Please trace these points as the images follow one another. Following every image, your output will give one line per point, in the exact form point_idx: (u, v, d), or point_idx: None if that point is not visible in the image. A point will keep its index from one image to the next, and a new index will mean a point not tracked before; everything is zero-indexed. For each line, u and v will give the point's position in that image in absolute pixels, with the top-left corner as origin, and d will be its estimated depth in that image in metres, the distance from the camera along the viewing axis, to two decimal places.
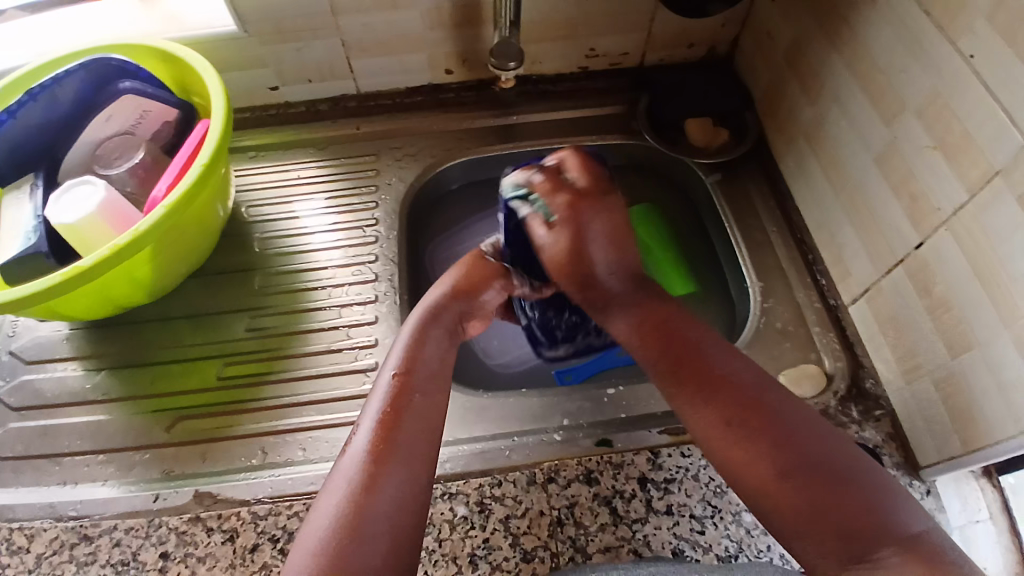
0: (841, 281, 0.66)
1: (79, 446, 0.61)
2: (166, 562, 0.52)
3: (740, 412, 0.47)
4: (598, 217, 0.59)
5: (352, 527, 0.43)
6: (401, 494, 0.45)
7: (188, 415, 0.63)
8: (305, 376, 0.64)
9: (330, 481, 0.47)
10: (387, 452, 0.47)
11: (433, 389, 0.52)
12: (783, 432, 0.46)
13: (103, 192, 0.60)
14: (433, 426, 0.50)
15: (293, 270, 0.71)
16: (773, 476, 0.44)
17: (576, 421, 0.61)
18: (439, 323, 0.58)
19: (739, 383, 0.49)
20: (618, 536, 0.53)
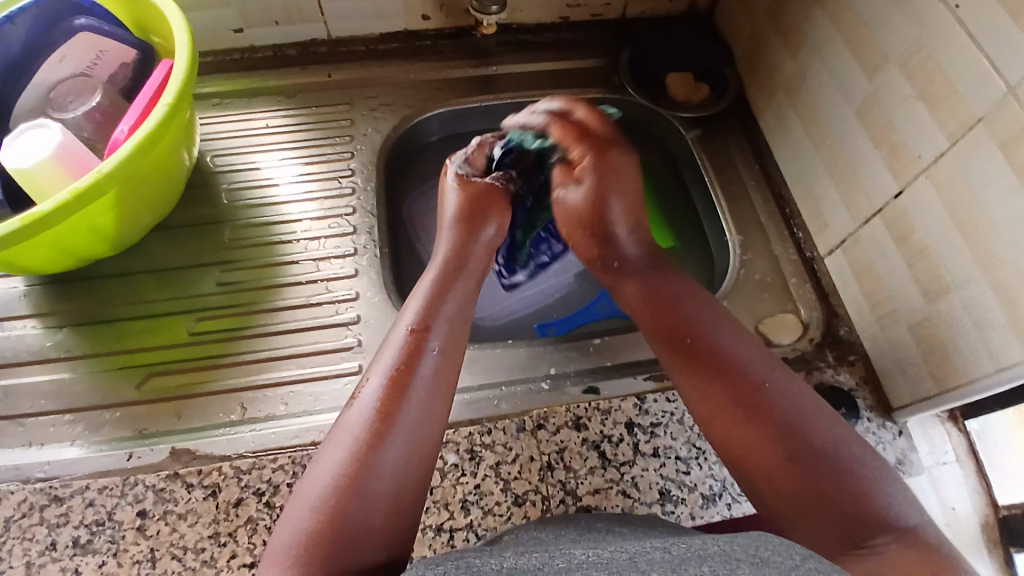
0: (817, 233, 0.68)
1: (44, 406, 0.58)
2: (144, 519, 0.50)
3: (745, 395, 0.48)
4: (624, 167, 0.60)
5: (355, 482, 0.42)
6: (408, 453, 0.45)
7: (159, 371, 0.60)
8: (281, 331, 0.62)
9: (339, 425, 0.46)
10: (397, 406, 0.46)
11: (448, 346, 0.51)
12: (787, 411, 0.47)
13: (61, 134, 0.56)
14: (447, 385, 0.49)
15: (264, 222, 0.68)
16: (783, 458, 0.45)
17: (563, 369, 0.61)
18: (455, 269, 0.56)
19: (751, 370, 0.50)
20: (607, 479, 0.54)
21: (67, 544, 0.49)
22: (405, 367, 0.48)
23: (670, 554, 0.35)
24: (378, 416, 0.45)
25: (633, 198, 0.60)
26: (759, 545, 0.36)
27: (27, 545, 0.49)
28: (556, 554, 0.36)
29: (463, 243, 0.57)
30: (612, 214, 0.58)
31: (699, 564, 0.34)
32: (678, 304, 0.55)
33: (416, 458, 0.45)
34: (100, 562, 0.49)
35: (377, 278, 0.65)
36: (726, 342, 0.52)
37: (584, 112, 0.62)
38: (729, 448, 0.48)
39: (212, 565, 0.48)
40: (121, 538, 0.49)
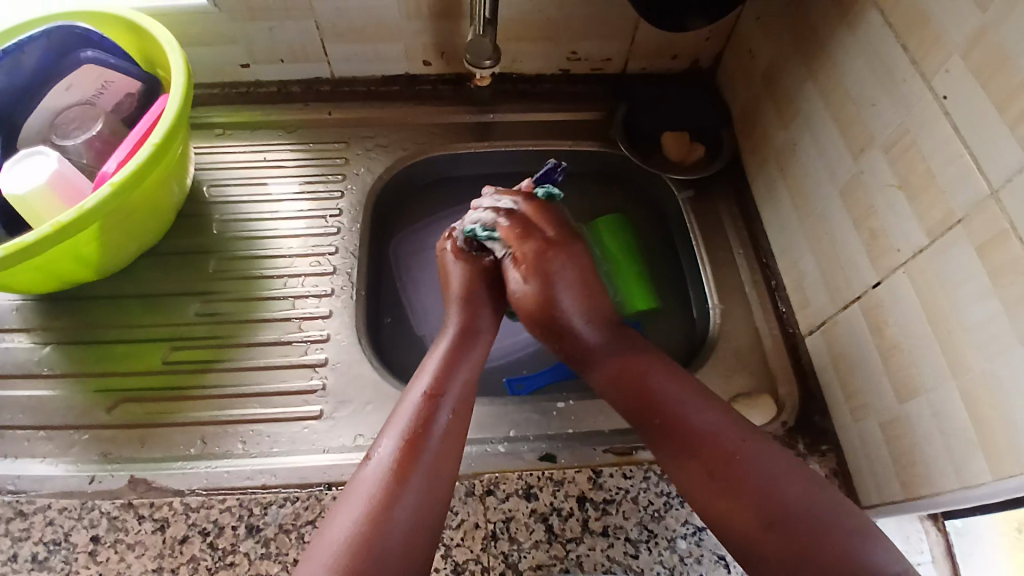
0: (799, 311, 0.66)
1: (19, 421, 0.60)
2: (96, 544, 0.51)
3: (717, 464, 0.48)
4: (564, 264, 0.61)
5: (367, 543, 0.43)
6: (421, 515, 0.45)
7: (131, 398, 0.61)
8: (252, 367, 0.63)
9: (350, 487, 0.47)
10: (411, 466, 0.47)
11: (461, 408, 0.52)
12: (766, 487, 0.46)
13: (56, 162, 0.58)
14: (460, 446, 0.51)
15: (254, 256, 0.70)
16: (760, 526, 0.45)
17: (523, 433, 0.61)
18: (472, 335, 0.58)
19: (713, 439, 0.49)
20: (551, 554, 0.53)
21: (26, 557, 0.50)
22: (421, 426, 0.49)
23: None
24: (389, 478, 0.46)
25: (582, 284, 0.60)
26: None
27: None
28: None
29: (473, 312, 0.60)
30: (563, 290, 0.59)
31: None
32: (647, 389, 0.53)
33: (428, 515, 0.46)
34: None
35: (350, 321, 0.66)
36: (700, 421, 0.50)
37: (524, 204, 0.65)
38: (712, 520, 0.48)
39: None
40: (74, 560, 0.50)
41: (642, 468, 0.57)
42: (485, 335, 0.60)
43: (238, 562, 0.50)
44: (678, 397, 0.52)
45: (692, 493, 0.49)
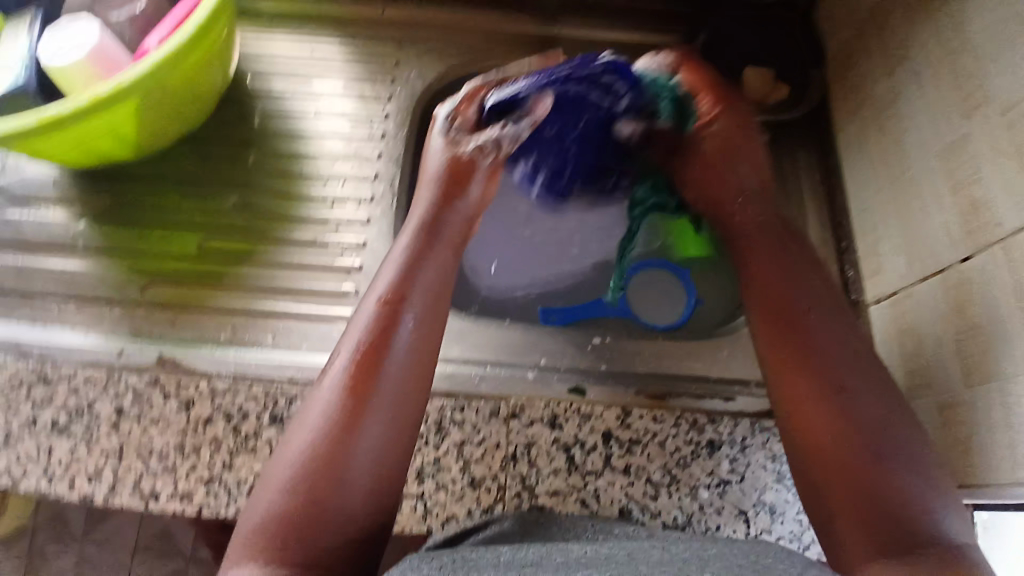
0: (870, 277, 0.61)
1: (53, 289, 0.61)
2: (120, 417, 0.52)
3: (837, 375, 0.47)
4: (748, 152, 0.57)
5: (328, 467, 0.42)
6: (388, 432, 0.44)
7: (163, 279, 0.62)
8: (286, 264, 0.63)
9: (309, 402, 0.46)
10: (368, 388, 0.45)
11: (427, 315, 0.49)
12: (873, 424, 0.45)
13: (97, 34, 0.56)
14: (422, 359, 0.48)
15: (295, 153, 0.68)
16: (856, 457, 0.44)
17: (554, 362, 0.59)
18: (438, 238, 0.52)
19: (840, 356, 0.48)
20: (569, 483, 0.52)
21: (46, 424, 0.52)
22: (373, 344, 0.46)
23: (667, 553, 0.38)
24: (344, 399, 0.44)
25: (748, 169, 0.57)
26: (760, 554, 0.38)
27: (10, 419, 0.52)
28: (551, 548, 0.39)
29: (438, 213, 0.53)
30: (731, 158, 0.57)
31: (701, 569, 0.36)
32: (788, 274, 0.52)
33: (393, 435, 0.45)
34: (72, 446, 0.51)
35: (388, 231, 0.64)
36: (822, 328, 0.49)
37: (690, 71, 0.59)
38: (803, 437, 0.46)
39: (172, 473, 0.50)
40: (95, 429, 0.52)
41: (674, 414, 0.55)
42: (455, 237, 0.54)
43: (260, 448, 0.51)
44: (813, 298, 0.51)
45: (795, 398, 0.47)
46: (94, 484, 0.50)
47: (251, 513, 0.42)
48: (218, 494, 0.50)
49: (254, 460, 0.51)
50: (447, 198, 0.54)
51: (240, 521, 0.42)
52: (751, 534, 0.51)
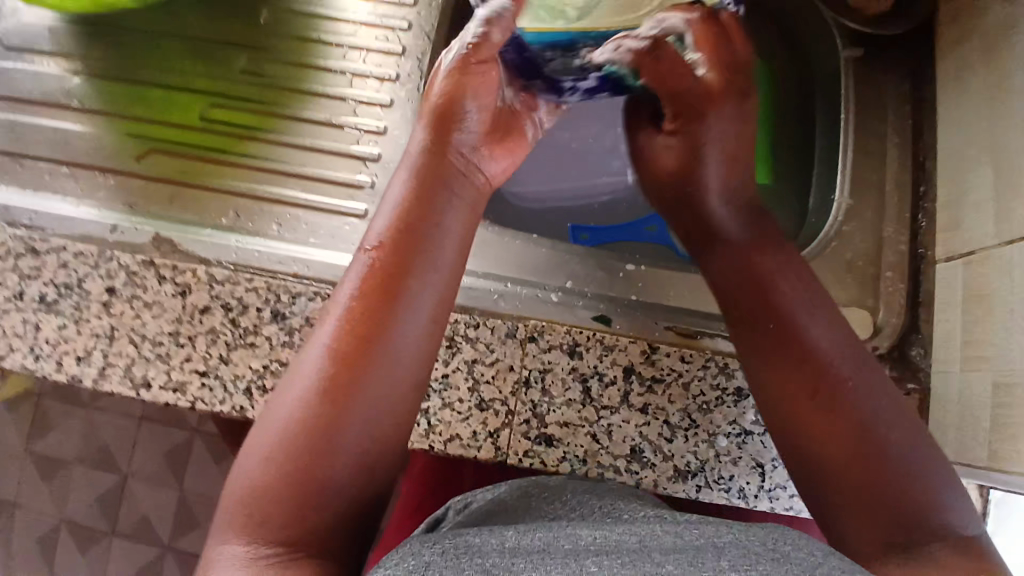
0: (943, 231, 0.55)
1: (45, 152, 0.56)
2: (111, 297, 0.49)
3: (823, 375, 0.44)
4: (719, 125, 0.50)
5: (318, 438, 0.37)
6: (382, 404, 0.39)
7: (164, 150, 0.56)
8: (296, 146, 0.57)
9: (293, 370, 0.41)
10: (363, 350, 0.39)
11: (434, 269, 0.43)
12: (866, 423, 0.42)
13: None
14: (427, 319, 0.42)
15: (311, 16, 0.59)
16: (851, 457, 0.42)
17: (580, 287, 0.55)
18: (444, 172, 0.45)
19: (825, 356, 0.45)
20: (581, 416, 0.49)
21: (33, 298, 0.49)
22: (368, 299, 0.41)
23: (682, 540, 0.36)
24: (335, 361, 0.39)
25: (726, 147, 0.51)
26: (777, 541, 0.35)
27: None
28: (561, 533, 0.37)
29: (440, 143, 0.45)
30: (704, 143, 0.50)
31: (717, 556, 0.33)
32: (774, 277, 0.48)
33: (390, 405, 0.40)
34: (60, 324, 0.48)
35: (411, 117, 0.57)
36: (816, 337, 0.45)
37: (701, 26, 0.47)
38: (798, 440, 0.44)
39: (165, 361, 0.48)
40: (85, 308, 0.49)
41: (703, 356, 0.50)
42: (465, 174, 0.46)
43: (259, 344, 0.48)
44: (790, 287, 0.47)
45: (784, 401, 0.44)
46: (83, 366, 0.48)
47: (237, 478, 0.38)
48: (214, 387, 0.47)
49: (253, 356, 0.48)
50: (450, 126, 0.46)
51: (226, 486, 0.39)
52: (764, 488, 0.49)
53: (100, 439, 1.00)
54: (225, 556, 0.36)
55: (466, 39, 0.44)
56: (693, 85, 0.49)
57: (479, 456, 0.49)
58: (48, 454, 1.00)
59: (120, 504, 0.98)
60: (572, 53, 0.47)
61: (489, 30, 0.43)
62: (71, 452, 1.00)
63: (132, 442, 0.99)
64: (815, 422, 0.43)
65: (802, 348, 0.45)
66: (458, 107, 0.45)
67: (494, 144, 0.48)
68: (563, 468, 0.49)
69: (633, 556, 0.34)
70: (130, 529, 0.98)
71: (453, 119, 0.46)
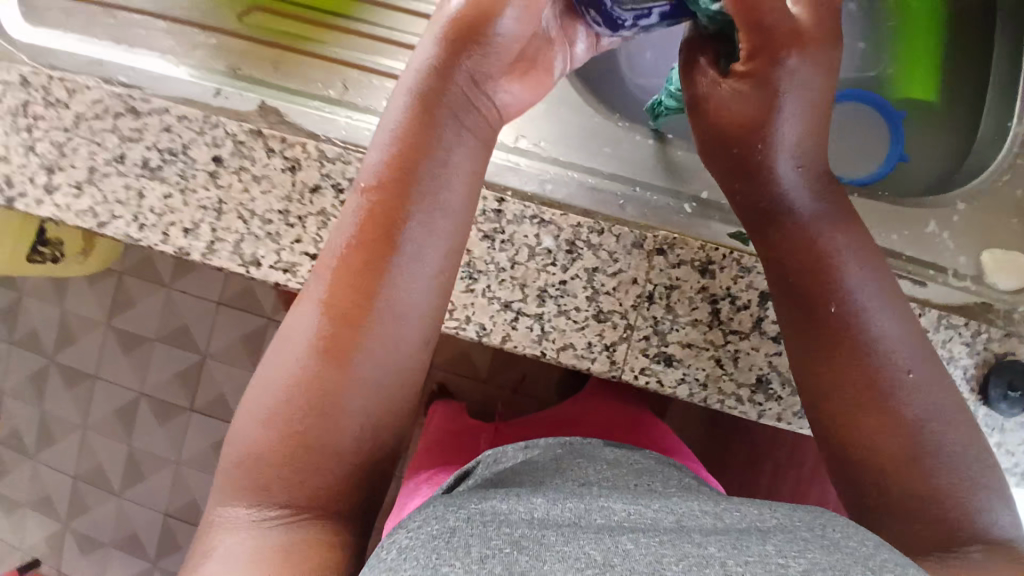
0: None
1: (144, 6, 0.52)
2: (218, 167, 0.45)
3: (870, 380, 0.40)
4: (798, 78, 0.41)
5: (317, 406, 0.37)
6: (383, 364, 0.38)
7: (266, 9, 0.52)
8: (408, 12, 0.52)
9: (288, 326, 0.39)
10: (357, 312, 0.37)
11: (436, 215, 0.39)
12: (921, 426, 0.39)
13: None
14: (428, 272, 0.39)
15: None
16: (902, 459, 0.39)
17: (716, 200, 0.49)
18: (447, 109, 0.39)
19: (869, 355, 0.40)
20: (706, 338, 0.46)
21: (135, 163, 0.46)
22: (361, 254, 0.38)
23: (721, 522, 0.34)
24: (327, 323, 0.38)
25: (804, 113, 0.42)
26: (825, 526, 0.34)
27: (95, 151, 0.46)
28: (591, 506, 0.36)
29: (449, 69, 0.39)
30: (784, 91, 0.41)
31: (761, 539, 0.32)
32: (829, 256, 0.42)
33: (395, 365, 0.38)
34: (166, 193, 0.46)
35: None
36: (885, 330, 0.41)
37: None
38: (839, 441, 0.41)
39: (275, 241, 0.45)
40: (191, 176, 0.46)
41: None
42: (479, 103, 0.40)
43: None
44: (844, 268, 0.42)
45: (819, 396, 0.41)
46: (190, 239, 0.46)
47: (237, 437, 0.38)
48: None
49: None
50: (466, 46, 0.39)
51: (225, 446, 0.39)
52: None
53: (180, 318, 1.00)
54: (223, 519, 0.37)
55: None
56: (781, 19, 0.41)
57: (592, 369, 0.46)
58: (127, 329, 1.01)
59: (197, 382, 1.00)
60: None
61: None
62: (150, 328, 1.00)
63: (209, 323, 0.99)
64: (860, 418, 0.40)
65: (845, 342, 0.40)
66: (483, 21, 0.38)
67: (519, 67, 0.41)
68: (679, 390, 0.46)
69: (670, 535, 0.33)
70: (207, 406, 1.00)
71: (472, 36, 0.39)
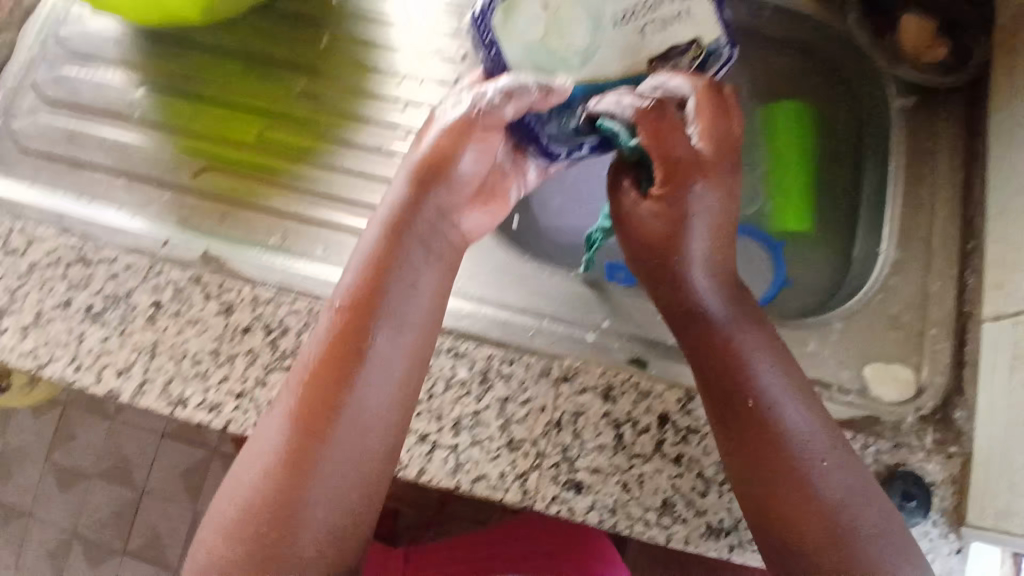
0: (993, 288, 0.53)
1: (103, 163, 0.58)
2: (157, 311, 0.50)
3: (789, 467, 0.44)
4: (703, 200, 0.47)
5: (280, 508, 0.40)
6: (347, 465, 0.42)
7: (216, 167, 0.58)
8: (346, 170, 0.57)
9: (263, 426, 0.43)
10: (323, 422, 0.41)
11: (397, 329, 0.43)
12: (836, 512, 0.43)
13: None
14: (389, 378, 0.43)
15: (371, 40, 0.62)
16: (819, 543, 0.43)
17: (617, 327, 0.54)
18: (414, 235, 0.45)
19: (788, 445, 0.44)
20: (612, 463, 0.48)
21: (79, 308, 0.50)
22: (328, 369, 0.42)
23: None
24: (295, 427, 0.41)
25: (715, 229, 0.48)
26: None
27: (42, 297, 0.50)
28: None
29: (415, 204, 0.46)
30: (690, 212, 0.47)
31: None
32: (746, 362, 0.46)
33: (358, 465, 0.42)
34: (104, 336, 0.49)
35: None
36: (796, 423, 0.45)
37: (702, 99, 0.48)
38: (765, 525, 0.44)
39: (203, 380, 0.48)
40: (130, 320, 0.50)
41: None
42: (445, 229, 0.47)
43: None
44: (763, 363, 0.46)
45: (747, 484, 0.45)
46: (122, 380, 0.48)
47: (213, 525, 0.42)
48: (248, 410, 0.48)
49: None
50: (430, 185, 0.46)
51: (201, 541, 0.43)
52: None
53: (121, 451, 1.02)
54: None
55: (479, 101, 0.45)
56: (685, 152, 0.47)
57: (505, 500, 0.48)
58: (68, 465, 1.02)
59: (133, 521, 1.00)
60: (568, 117, 0.49)
61: (506, 103, 0.45)
62: (90, 464, 1.01)
63: (152, 456, 1.01)
64: (776, 506, 0.44)
65: (764, 434, 0.45)
66: (446, 164, 0.46)
67: (478, 200, 0.49)
68: (590, 517, 0.48)
69: None
70: (140, 547, 0.99)
71: (436, 178, 0.46)
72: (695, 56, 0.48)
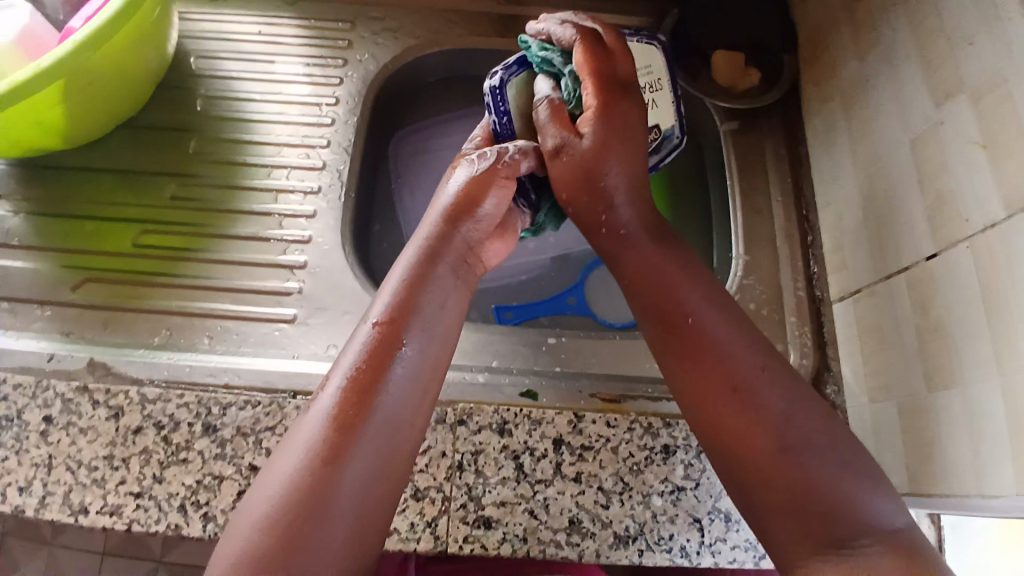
0: (834, 272, 0.60)
1: None
2: (48, 425, 0.49)
3: (736, 368, 0.42)
4: (629, 116, 0.50)
5: (309, 501, 0.36)
6: (371, 476, 0.39)
7: (98, 277, 0.59)
8: (231, 262, 0.60)
9: (289, 440, 0.40)
10: (360, 414, 0.39)
11: (427, 345, 0.43)
12: (781, 418, 0.40)
13: (28, 18, 0.60)
14: (420, 393, 0.42)
15: (239, 139, 0.66)
16: (774, 450, 0.39)
17: (506, 364, 0.58)
18: (444, 262, 0.47)
19: (730, 354, 0.43)
20: (517, 493, 0.50)
21: None
22: (373, 370, 0.41)
23: None
24: (333, 433, 0.38)
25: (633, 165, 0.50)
26: None
27: None
28: None
29: (447, 233, 0.48)
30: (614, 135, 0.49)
31: None
32: (675, 290, 0.46)
33: (384, 473, 0.39)
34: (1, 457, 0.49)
35: (334, 224, 0.62)
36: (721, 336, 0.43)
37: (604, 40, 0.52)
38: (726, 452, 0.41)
39: (101, 487, 0.48)
40: (24, 439, 0.49)
41: (628, 418, 0.53)
42: (469, 258, 0.49)
43: (191, 459, 0.48)
44: (702, 281, 0.47)
45: (698, 394, 0.42)
46: (24, 496, 0.48)
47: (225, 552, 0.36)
48: (149, 509, 0.47)
49: (186, 473, 0.48)
50: (462, 219, 0.49)
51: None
52: (705, 543, 0.49)
53: None
54: None
55: (504, 154, 0.50)
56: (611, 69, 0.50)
57: (419, 550, 0.49)
58: None
59: None
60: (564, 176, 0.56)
61: (523, 159, 0.51)
62: None
63: None
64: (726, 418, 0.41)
65: (703, 341, 0.43)
66: (473, 205, 0.49)
67: (496, 235, 0.52)
68: (503, 550, 0.49)
69: None
70: None
71: (466, 213, 0.49)
72: (654, 139, 0.56)
